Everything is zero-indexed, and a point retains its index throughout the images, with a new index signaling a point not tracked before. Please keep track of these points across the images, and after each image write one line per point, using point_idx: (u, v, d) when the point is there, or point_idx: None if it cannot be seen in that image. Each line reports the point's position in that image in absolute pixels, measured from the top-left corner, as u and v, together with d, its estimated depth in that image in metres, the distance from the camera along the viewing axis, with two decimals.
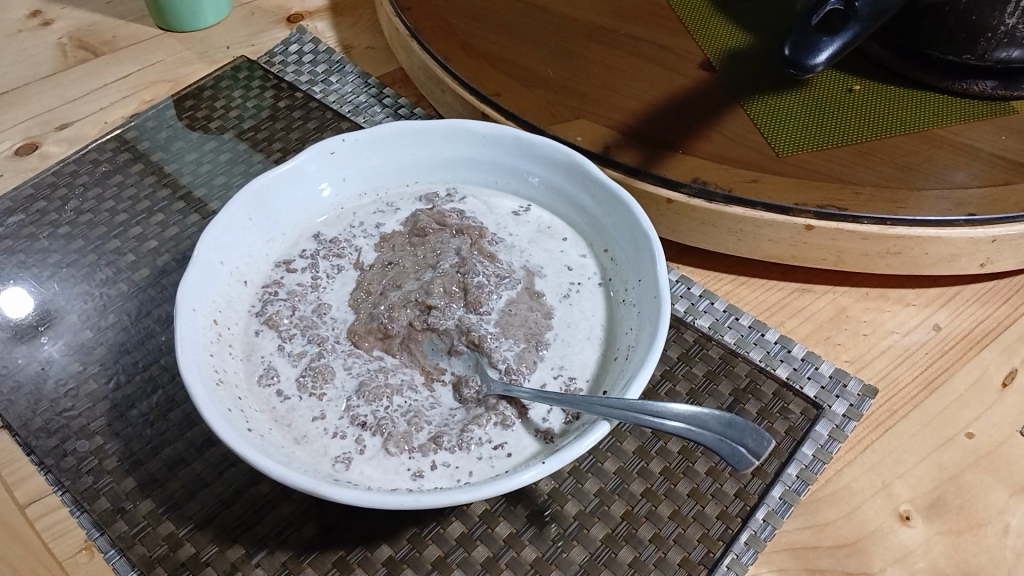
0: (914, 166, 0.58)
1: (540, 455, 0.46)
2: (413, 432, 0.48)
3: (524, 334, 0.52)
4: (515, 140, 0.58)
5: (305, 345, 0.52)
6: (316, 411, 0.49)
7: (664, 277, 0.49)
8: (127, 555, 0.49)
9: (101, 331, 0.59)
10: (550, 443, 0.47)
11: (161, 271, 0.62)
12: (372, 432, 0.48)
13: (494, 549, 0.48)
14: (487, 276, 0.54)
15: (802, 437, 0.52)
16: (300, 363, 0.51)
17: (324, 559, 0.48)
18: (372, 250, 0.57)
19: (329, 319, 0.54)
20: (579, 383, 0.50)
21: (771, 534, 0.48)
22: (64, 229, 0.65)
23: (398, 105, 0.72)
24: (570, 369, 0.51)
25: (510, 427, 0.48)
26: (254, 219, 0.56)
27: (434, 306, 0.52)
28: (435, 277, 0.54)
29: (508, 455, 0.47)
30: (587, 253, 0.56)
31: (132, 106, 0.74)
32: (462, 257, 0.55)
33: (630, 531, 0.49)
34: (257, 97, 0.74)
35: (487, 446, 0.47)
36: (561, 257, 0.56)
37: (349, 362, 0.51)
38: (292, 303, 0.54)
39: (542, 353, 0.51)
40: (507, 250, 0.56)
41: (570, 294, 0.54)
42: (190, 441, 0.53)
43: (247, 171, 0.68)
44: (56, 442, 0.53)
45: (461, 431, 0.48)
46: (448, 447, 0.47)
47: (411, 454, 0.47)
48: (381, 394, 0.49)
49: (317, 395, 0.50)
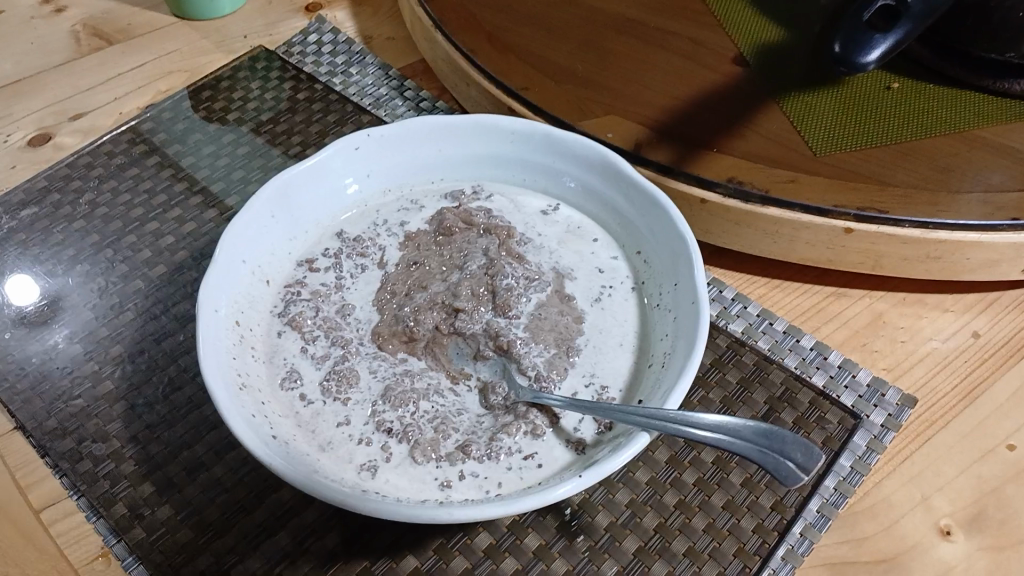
0: (955, 168, 0.57)
1: (572, 466, 0.45)
2: (440, 440, 0.46)
3: (554, 340, 0.50)
4: (545, 138, 0.56)
5: (328, 347, 0.50)
6: (341, 417, 0.47)
7: (703, 282, 0.47)
8: (145, 562, 0.47)
9: (117, 330, 0.58)
10: (582, 454, 0.46)
11: (178, 268, 0.61)
12: (398, 438, 0.46)
13: (523, 562, 0.47)
14: (516, 279, 0.52)
15: (839, 449, 0.50)
16: (324, 365, 0.50)
17: (348, 569, 0.47)
18: (396, 249, 0.56)
19: (353, 321, 0.52)
20: (612, 391, 0.48)
21: (809, 549, 0.47)
22: (79, 223, 0.63)
23: (420, 98, 0.71)
24: (602, 377, 0.49)
25: (541, 436, 0.46)
26: (277, 216, 0.54)
27: (461, 309, 0.51)
28: (462, 281, 0.52)
29: (538, 466, 0.45)
30: (619, 255, 0.55)
31: (148, 96, 0.73)
32: (489, 259, 0.53)
33: (663, 544, 0.47)
34: (275, 89, 0.72)
35: (517, 456, 0.46)
36: (592, 259, 0.55)
37: (374, 365, 0.50)
38: (315, 303, 0.53)
39: (573, 360, 0.50)
40: (536, 251, 0.55)
41: (602, 299, 0.53)
42: (210, 444, 0.52)
43: (266, 166, 0.66)
44: (72, 444, 0.52)
45: (490, 440, 0.46)
46: (476, 456, 0.45)
47: (438, 463, 0.45)
48: (407, 400, 0.48)
49: (342, 400, 0.48)
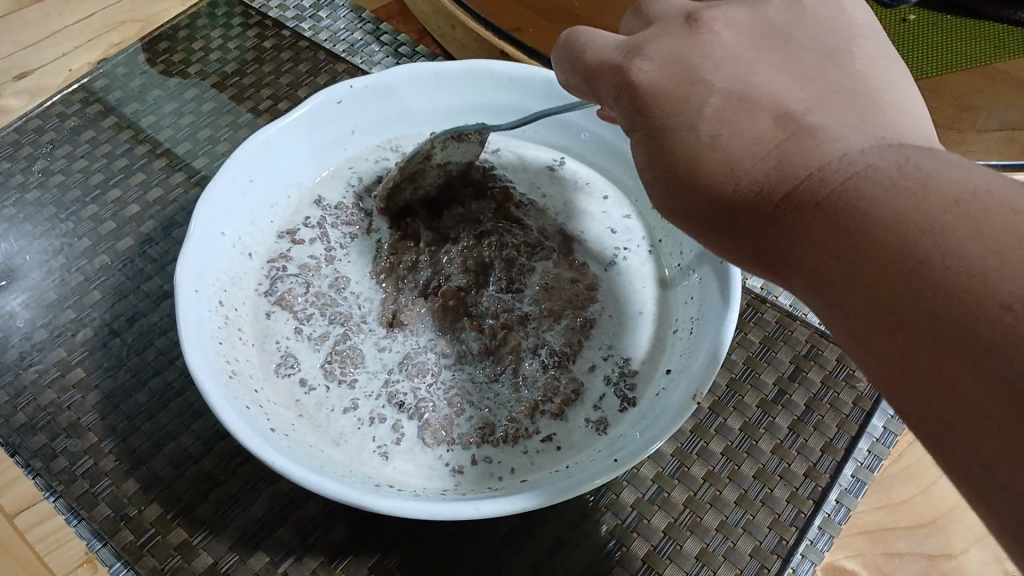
0: (977, 108, 0.54)
1: (598, 443, 0.41)
2: (454, 421, 0.43)
3: (563, 308, 0.46)
4: (546, 84, 0.51)
5: (327, 326, 0.46)
6: (339, 402, 0.43)
7: None
8: (135, 568, 0.43)
9: (84, 312, 0.53)
10: (603, 435, 0.42)
11: (146, 239, 0.56)
12: (410, 416, 0.43)
13: (548, 546, 0.44)
14: (516, 247, 0.49)
15: (871, 408, 0.48)
16: (320, 343, 0.46)
17: (359, 565, 0.43)
18: (382, 219, 0.52)
19: (349, 296, 0.48)
20: (630, 359, 0.45)
21: (846, 517, 0.44)
22: (33, 193, 0.58)
23: (398, 43, 0.65)
24: (620, 349, 0.45)
25: (563, 417, 0.43)
26: (255, 180, 0.49)
27: (464, 286, 0.47)
28: (465, 253, 0.48)
29: (557, 448, 0.42)
30: (631, 214, 0.52)
31: (99, 50, 0.66)
32: (481, 231, 0.49)
33: (694, 520, 0.44)
34: (239, 37, 0.66)
35: (535, 439, 0.42)
36: (603, 218, 0.51)
37: (380, 343, 0.46)
38: (305, 279, 0.48)
39: (588, 335, 0.46)
40: (539, 215, 0.51)
41: (616, 261, 0.49)
42: (197, 434, 0.48)
43: (235, 122, 0.61)
44: (44, 440, 0.48)
45: (509, 422, 0.42)
46: (493, 440, 0.42)
47: (451, 447, 0.42)
48: (426, 370, 0.44)
49: (348, 382, 0.44)
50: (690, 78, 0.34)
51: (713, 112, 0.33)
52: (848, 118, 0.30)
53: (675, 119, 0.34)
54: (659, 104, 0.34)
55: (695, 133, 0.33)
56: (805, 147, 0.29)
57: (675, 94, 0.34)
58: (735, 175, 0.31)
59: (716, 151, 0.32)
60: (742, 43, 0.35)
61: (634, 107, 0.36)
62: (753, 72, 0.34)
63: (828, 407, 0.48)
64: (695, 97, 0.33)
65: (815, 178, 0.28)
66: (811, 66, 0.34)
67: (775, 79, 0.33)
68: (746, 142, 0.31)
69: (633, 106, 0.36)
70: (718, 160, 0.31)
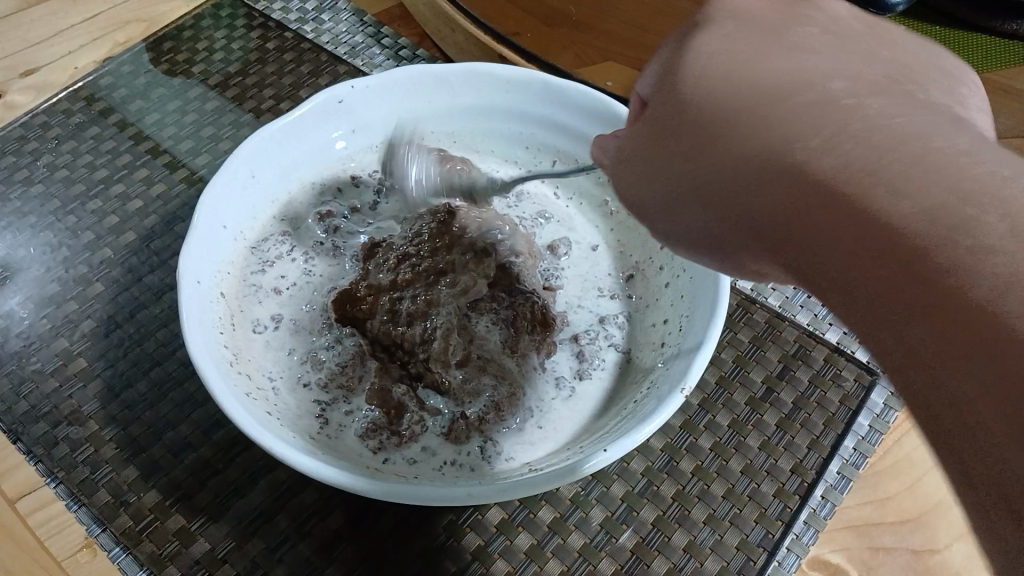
0: None
1: (606, 419, 0.43)
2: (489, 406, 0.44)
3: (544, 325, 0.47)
4: (544, 87, 0.52)
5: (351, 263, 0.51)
6: (353, 407, 0.44)
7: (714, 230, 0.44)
8: (134, 553, 0.44)
9: (86, 303, 0.54)
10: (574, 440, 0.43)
11: (149, 233, 0.57)
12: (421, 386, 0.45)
13: (539, 536, 0.45)
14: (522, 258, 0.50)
15: (857, 407, 0.49)
16: (343, 354, 0.46)
17: (353, 552, 0.44)
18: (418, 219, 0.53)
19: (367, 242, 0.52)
20: (628, 358, 0.48)
21: (831, 512, 0.45)
22: (38, 187, 0.59)
23: (399, 46, 0.66)
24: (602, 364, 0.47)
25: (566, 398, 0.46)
26: (257, 175, 0.50)
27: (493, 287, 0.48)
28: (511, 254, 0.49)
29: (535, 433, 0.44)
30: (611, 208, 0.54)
31: (105, 48, 0.68)
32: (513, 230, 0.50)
33: (682, 513, 0.45)
34: (242, 38, 0.68)
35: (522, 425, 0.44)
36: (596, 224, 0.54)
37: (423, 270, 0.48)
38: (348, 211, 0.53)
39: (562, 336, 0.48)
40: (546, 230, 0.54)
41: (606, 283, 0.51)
42: (197, 423, 0.49)
43: (238, 121, 0.62)
44: (46, 428, 0.49)
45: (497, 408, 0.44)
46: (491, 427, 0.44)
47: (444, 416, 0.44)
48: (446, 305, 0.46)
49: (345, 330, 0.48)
50: (783, 91, 0.30)
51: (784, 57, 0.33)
52: (925, 119, 0.26)
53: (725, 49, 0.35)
54: (749, 93, 0.32)
55: (751, 131, 0.30)
56: (846, 124, 0.26)
57: (750, 96, 0.31)
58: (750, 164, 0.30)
59: (798, 140, 0.27)
60: (783, 58, 0.32)
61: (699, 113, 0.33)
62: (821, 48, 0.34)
63: (815, 406, 0.49)
64: (786, 87, 0.30)
65: (788, 92, 0.30)
66: (884, 75, 0.30)
67: (831, 74, 0.30)
68: (746, 111, 0.31)
69: (731, 98, 0.32)
70: (758, 157, 0.29)
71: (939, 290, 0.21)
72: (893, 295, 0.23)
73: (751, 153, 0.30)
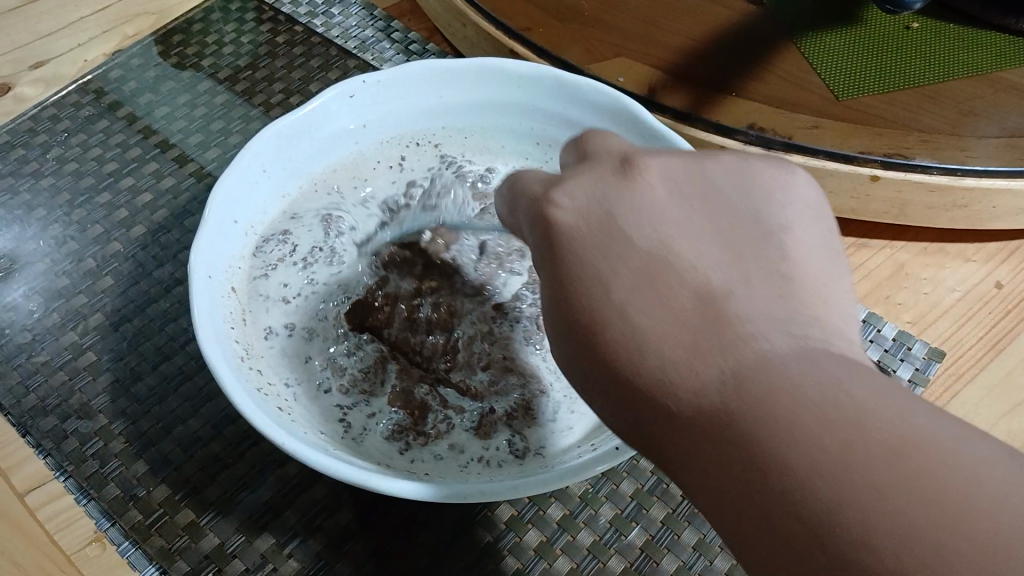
0: (979, 113, 0.55)
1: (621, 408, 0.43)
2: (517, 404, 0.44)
3: None
4: (557, 83, 0.52)
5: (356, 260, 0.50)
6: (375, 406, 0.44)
7: None
8: (143, 547, 0.44)
9: (95, 297, 0.54)
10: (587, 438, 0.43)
11: (158, 227, 0.57)
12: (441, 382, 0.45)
13: (548, 533, 0.45)
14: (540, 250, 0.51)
15: None
16: (364, 360, 0.46)
17: (363, 548, 0.44)
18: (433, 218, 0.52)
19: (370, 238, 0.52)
20: None
21: None
22: (48, 180, 0.59)
23: (409, 40, 0.66)
24: None
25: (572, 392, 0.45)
26: (267, 171, 0.50)
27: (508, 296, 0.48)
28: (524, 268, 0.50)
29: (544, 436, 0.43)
30: None
31: (114, 42, 0.67)
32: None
33: (693, 511, 0.45)
34: (252, 32, 0.68)
35: (533, 423, 0.44)
36: None
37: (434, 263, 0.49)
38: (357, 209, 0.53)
39: None
40: None
41: None
42: (206, 417, 0.49)
43: (247, 115, 0.62)
44: (55, 422, 0.49)
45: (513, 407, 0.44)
46: (512, 425, 0.43)
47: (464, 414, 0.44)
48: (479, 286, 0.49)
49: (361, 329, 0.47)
50: (608, 234, 0.29)
51: (621, 266, 0.28)
52: (779, 316, 0.26)
53: (585, 246, 0.29)
54: (602, 239, 0.29)
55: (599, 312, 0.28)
56: (726, 346, 0.25)
57: (589, 249, 0.29)
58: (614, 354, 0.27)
59: (648, 352, 0.27)
60: (668, 200, 0.30)
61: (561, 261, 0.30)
62: (672, 238, 0.29)
63: None
64: (629, 271, 0.28)
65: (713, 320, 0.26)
66: (737, 231, 0.29)
67: (707, 255, 0.28)
68: (657, 340, 0.26)
69: (568, 239, 0.30)
70: (615, 359, 0.27)
71: (820, 545, 0.21)
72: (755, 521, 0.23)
73: (610, 343, 0.28)
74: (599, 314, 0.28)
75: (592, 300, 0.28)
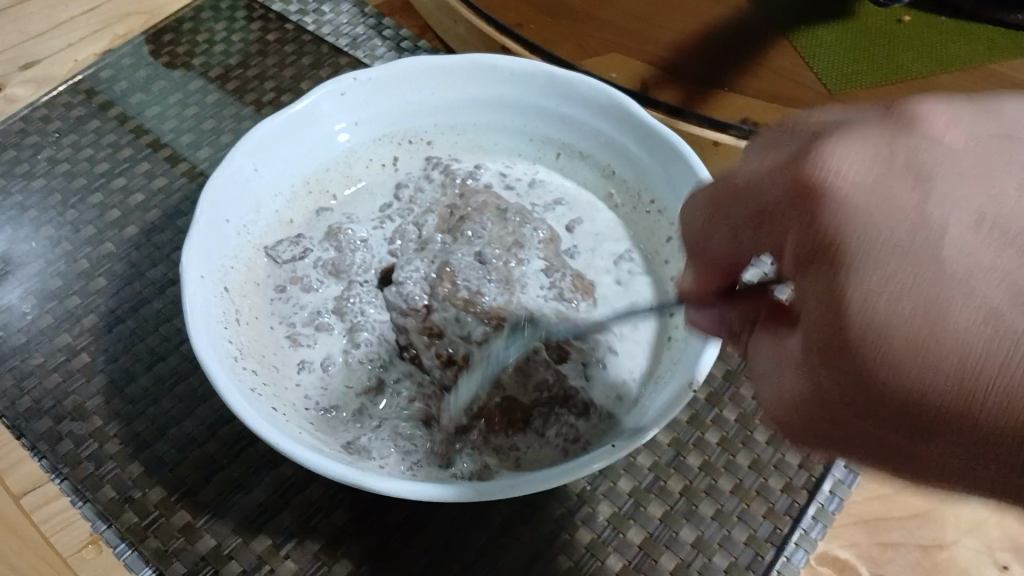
0: None
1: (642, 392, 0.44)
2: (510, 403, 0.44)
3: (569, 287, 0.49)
4: (547, 79, 0.52)
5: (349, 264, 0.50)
6: (404, 393, 0.45)
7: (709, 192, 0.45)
8: (139, 549, 0.44)
9: (88, 298, 0.54)
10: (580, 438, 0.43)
11: (151, 227, 0.56)
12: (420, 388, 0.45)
13: (545, 531, 0.45)
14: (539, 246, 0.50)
15: None
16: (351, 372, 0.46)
17: (359, 548, 0.44)
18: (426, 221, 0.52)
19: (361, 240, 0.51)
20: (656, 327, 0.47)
21: (839, 506, 0.45)
22: (40, 181, 0.59)
23: (400, 38, 0.66)
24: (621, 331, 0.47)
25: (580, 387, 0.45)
26: (259, 170, 0.50)
27: (481, 291, 0.47)
28: (493, 257, 0.49)
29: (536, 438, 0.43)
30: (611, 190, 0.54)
31: (105, 41, 0.67)
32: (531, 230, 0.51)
33: (690, 508, 0.45)
34: (243, 30, 0.67)
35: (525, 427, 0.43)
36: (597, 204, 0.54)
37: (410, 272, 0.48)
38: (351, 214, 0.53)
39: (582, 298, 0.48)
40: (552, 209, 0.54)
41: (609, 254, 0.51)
42: (201, 418, 0.48)
43: (239, 113, 0.62)
44: (50, 424, 0.48)
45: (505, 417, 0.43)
46: (501, 431, 0.43)
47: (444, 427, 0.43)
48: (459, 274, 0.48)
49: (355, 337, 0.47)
50: (915, 177, 0.24)
51: (898, 185, 0.24)
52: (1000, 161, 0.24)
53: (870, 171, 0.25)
54: (868, 200, 0.24)
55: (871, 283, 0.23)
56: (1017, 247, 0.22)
57: (880, 207, 0.24)
58: (886, 342, 0.23)
59: (898, 301, 0.23)
60: (965, 139, 0.25)
61: (823, 218, 0.25)
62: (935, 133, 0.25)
63: None
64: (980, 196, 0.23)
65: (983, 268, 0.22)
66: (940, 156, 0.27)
67: (956, 204, 0.23)
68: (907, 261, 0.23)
69: (784, 203, 0.27)
70: (857, 322, 0.24)
71: None
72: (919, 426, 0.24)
73: (863, 325, 0.23)
74: (857, 278, 0.24)
75: (840, 262, 0.24)
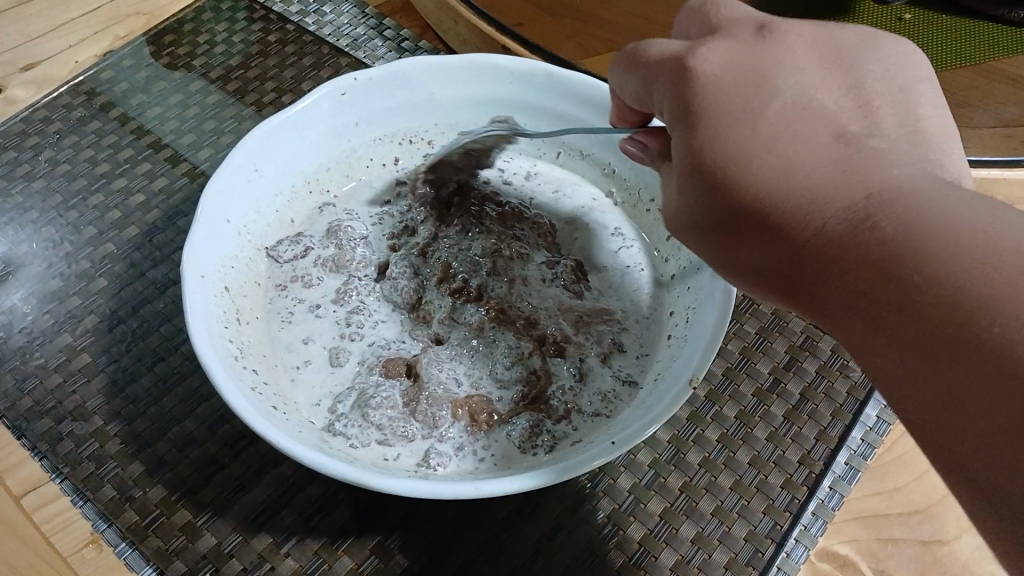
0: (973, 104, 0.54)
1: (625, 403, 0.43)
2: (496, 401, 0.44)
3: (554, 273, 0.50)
4: (546, 78, 0.52)
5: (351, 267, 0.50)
6: (392, 398, 0.43)
7: None
8: (139, 548, 0.44)
9: (89, 299, 0.54)
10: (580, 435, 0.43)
11: (152, 228, 0.56)
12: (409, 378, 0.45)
13: (546, 529, 0.45)
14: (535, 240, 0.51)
15: (865, 398, 0.49)
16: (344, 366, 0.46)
17: (360, 546, 0.44)
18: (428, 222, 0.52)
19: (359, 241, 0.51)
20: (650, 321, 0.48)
21: (839, 503, 0.45)
22: (40, 183, 0.59)
23: (401, 38, 0.66)
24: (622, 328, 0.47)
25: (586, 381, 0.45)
26: (259, 169, 0.50)
27: (474, 282, 0.49)
28: (486, 253, 0.50)
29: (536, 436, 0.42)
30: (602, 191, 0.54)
31: (105, 42, 0.67)
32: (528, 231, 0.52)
33: (690, 505, 0.45)
34: (243, 31, 0.67)
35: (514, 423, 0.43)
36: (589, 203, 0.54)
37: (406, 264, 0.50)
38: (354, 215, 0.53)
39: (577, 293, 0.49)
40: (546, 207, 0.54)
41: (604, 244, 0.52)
42: (202, 418, 0.48)
43: (240, 114, 0.62)
44: (50, 424, 0.48)
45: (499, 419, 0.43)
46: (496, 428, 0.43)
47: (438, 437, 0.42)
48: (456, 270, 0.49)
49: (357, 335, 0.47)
50: (759, 80, 0.33)
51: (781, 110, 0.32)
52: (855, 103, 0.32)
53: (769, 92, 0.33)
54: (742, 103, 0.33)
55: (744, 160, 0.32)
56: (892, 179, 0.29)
57: (747, 101, 0.33)
58: (749, 180, 0.32)
59: (759, 161, 0.32)
60: (808, 56, 0.34)
61: (688, 97, 0.34)
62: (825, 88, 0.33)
63: (822, 397, 0.49)
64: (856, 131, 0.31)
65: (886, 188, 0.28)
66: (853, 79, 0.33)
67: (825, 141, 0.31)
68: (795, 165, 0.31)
69: (671, 73, 0.35)
70: (729, 159, 0.32)
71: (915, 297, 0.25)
72: (857, 290, 0.28)
73: (720, 159, 0.32)
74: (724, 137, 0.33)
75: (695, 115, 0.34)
